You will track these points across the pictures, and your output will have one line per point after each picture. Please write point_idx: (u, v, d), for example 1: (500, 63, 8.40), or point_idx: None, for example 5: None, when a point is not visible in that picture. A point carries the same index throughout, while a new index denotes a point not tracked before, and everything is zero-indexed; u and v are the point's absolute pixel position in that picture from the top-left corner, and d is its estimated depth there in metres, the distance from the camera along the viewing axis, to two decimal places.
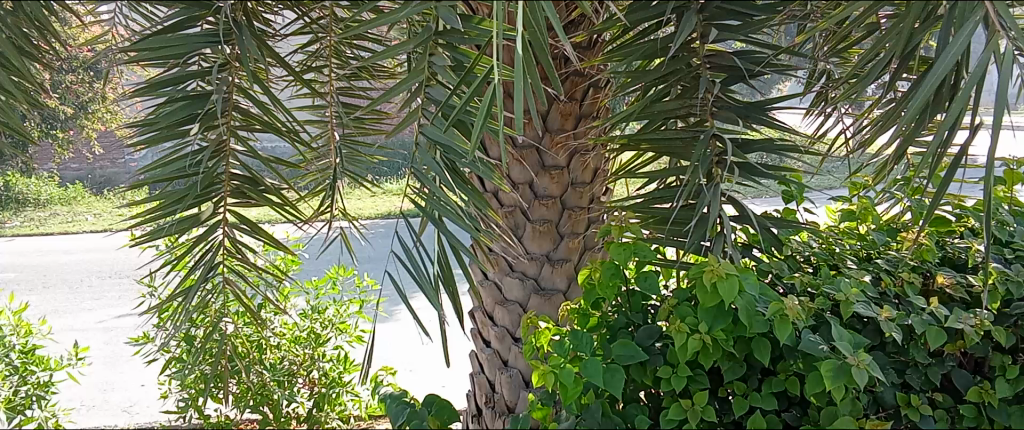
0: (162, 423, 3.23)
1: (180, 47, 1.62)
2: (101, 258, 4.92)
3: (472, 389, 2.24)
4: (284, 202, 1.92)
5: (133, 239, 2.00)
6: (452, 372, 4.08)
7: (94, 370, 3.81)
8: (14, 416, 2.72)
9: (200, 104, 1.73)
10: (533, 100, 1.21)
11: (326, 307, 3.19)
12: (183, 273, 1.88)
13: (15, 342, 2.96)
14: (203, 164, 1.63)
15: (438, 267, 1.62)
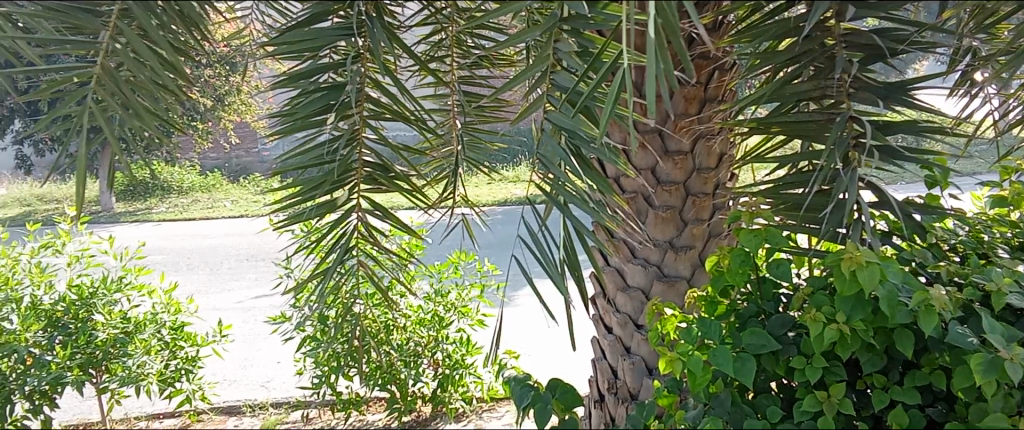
0: (298, 398, 3.44)
1: (317, 40, 1.69)
2: (239, 245, 5.68)
3: (593, 374, 2.25)
4: (413, 189, 1.98)
5: (273, 224, 2.11)
6: (577, 356, 4.10)
7: (234, 347, 4.10)
8: (166, 389, 3.02)
9: (335, 95, 1.81)
10: (666, 86, 1.19)
11: (448, 290, 3.26)
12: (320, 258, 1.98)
13: (167, 319, 3.15)
14: (340, 152, 1.71)
15: (562, 252, 1.61)
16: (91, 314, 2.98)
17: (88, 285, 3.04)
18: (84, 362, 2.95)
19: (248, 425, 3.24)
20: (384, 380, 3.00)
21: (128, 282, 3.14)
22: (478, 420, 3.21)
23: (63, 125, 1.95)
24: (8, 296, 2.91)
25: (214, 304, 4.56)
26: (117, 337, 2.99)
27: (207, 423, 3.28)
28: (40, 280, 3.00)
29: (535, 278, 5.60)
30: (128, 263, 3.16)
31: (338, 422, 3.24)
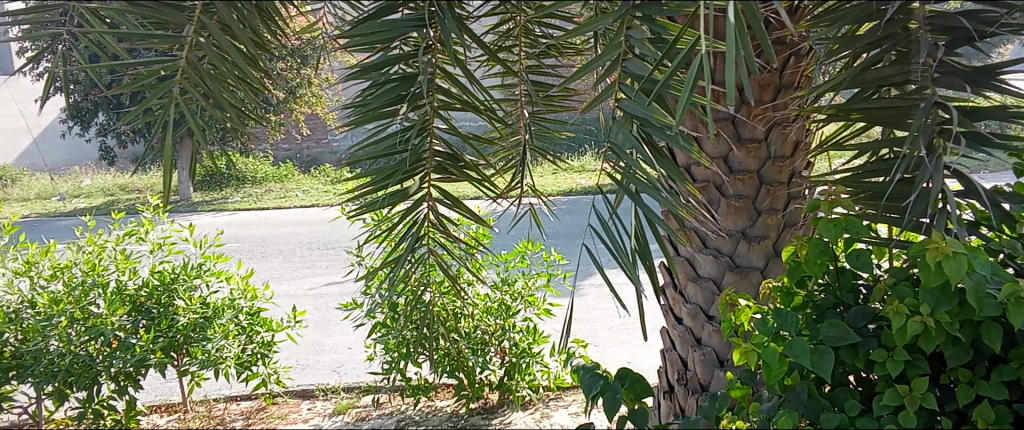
0: (369, 383, 3.52)
1: (390, 32, 1.70)
2: (310, 233, 5.85)
3: (663, 364, 2.24)
4: (483, 177, 2.00)
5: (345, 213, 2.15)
6: (646, 347, 4.07)
7: (308, 332, 4.22)
8: (243, 372, 3.12)
9: (407, 85, 1.83)
10: (745, 72, 1.17)
11: (515, 279, 3.28)
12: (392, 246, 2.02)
13: (243, 305, 3.23)
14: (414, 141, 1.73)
15: (633, 242, 1.60)
16: (173, 300, 3.10)
17: (170, 270, 3.16)
18: (166, 346, 3.05)
19: (321, 409, 3.32)
20: (453, 366, 3.03)
21: (207, 268, 3.25)
22: (544, 409, 3.23)
23: (148, 116, 2.02)
24: (95, 281, 3.04)
25: (287, 290, 4.70)
26: (197, 321, 3.10)
27: (282, 406, 3.38)
28: (125, 266, 3.12)
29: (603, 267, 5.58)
30: (208, 251, 3.26)
31: (407, 408, 3.29)
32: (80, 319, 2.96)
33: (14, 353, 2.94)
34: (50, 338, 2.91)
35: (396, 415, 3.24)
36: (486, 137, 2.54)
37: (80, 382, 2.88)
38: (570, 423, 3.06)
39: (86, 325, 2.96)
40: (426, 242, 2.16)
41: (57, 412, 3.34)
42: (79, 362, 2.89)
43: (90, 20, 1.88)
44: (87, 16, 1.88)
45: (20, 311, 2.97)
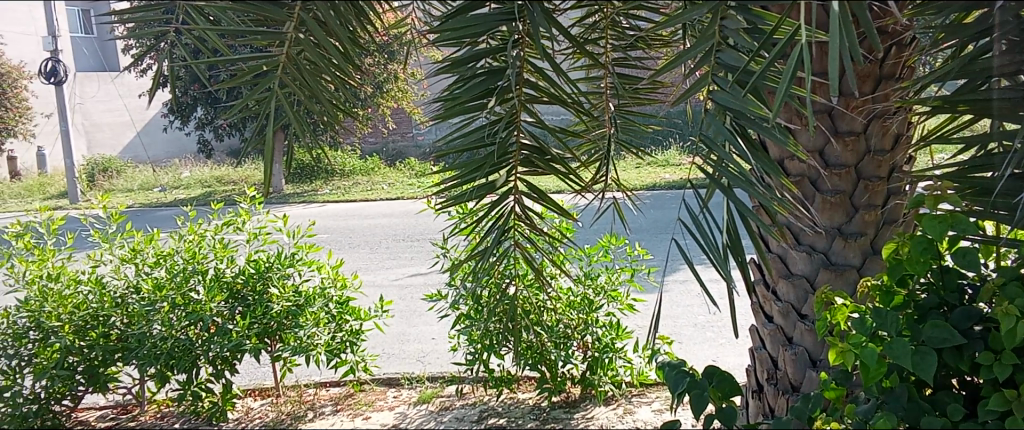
0: (453, 373, 3.58)
1: (478, 26, 1.71)
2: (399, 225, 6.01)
3: (752, 363, 2.20)
4: (568, 171, 1.99)
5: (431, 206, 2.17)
6: (732, 344, 3.99)
7: (395, 321, 4.34)
8: (332, 359, 3.20)
9: (496, 78, 1.84)
10: (850, 62, 1.14)
11: (598, 273, 3.26)
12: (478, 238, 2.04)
13: (334, 294, 3.32)
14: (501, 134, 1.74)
15: (725, 237, 1.57)
16: (267, 287, 3.21)
17: (265, 259, 3.26)
18: (260, 332, 3.16)
19: (407, 397, 3.40)
20: (534, 359, 3.06)
21: (300, 257, 3.34)
22: (627, 404, 3.21)
23: (247, 109, 2.10)
24: (195, 269, 3.18)
25: (375, 280, 5.14)
26: (290, 309, 3.20)
27: (369, 393, 3.46)
28: (222, 255, 3.24)
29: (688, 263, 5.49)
30: (300, 241, 3.35)
31: (490, 399, 3.33)
32: (181, 305, 3.11)
33: (120, 336, 3.11)
34: (153, 322, 3.06)
35: (479, 405, 3.28)
36: (573, 130, 2.53)
37: (180, 364, 3.03)
38: (654, 420, 3.04)
39: (186, 310, 3.11)
40: (510, 235, 2.18)
41: (159, 392, 3.52)
42: (179, 346, 3.03)
43: (194, 18, 1.97)
44: (193, 13, 1.96)
45: (126, 296, 3.14)
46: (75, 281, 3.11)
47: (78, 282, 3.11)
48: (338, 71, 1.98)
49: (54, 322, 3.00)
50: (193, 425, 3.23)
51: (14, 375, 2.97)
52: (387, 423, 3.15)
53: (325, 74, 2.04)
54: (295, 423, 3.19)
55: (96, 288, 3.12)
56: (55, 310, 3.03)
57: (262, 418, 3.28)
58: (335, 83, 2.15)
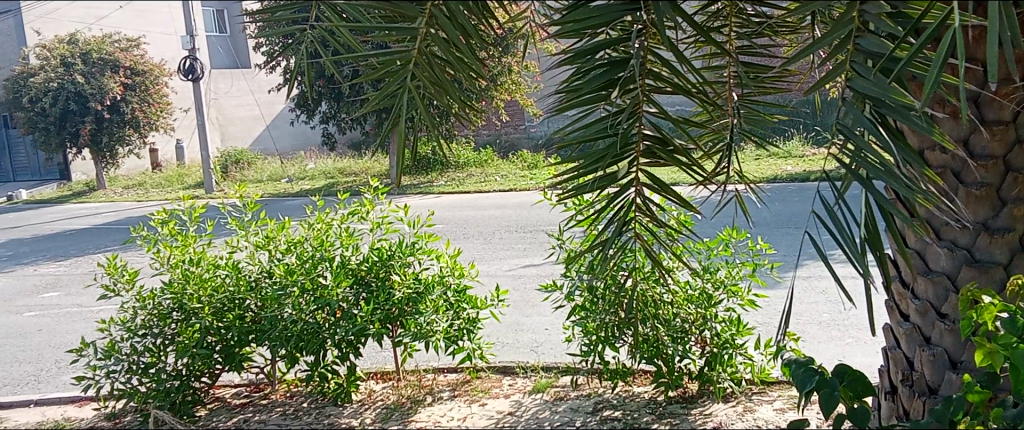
0: (567, 365, 3.61)
1: (602, 17, 1.70)
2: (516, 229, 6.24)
3: (885, 364, 2.17)
4: (692, 163, 1.94)
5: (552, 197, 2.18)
6: (857, 342, 3.83)
7: (509, 312, 4.45)
8: (450, 345, 3.26)
9: (618, 70, 1.83)
10: (1009, 43, 1.08)
11: (718, 267, 3.21)
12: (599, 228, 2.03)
13: (451, 282, 3.39)
14: (624, 123, 1.73)
15: (863, 230, 1.53)
16: (390, 274, 3.31)
17: (387, 248, 3.37)
18: (382, 317, 3.24)
19: (522, 385, 3.44)
20: (650, 353, 3.03)
21: (420, 246, 3.42)
22: (747, 403, 3.14)
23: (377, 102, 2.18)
24: (323, 256, 3.32)
25: (490, 270, 5.29)
26: (410, 296, 3.26)
27: (485, 380, 3.53)
28: (347, 243, 3.38)
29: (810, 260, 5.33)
30: (420, 231, 3.45)
31: (604, 391, 3.32)
32: (309, 289, 3.23)
33: (254, 318, 3.26)
34: (284, 306, 3.19)
35: (594, 397, 3.27)
36: (697, 123, 2.50)
37: (309, 347, 3.15)
38: (777, 419, 2.95)
39: (314, 295, 3.23)
40: (631, 227, 2.16)
41: (288, 373, 3.71)
42: (307, 330, 3.15)
43: (330, 19, 2.10)
44: (328, 13, 2.09)
45: (260, 280, 3.32)
46: (214, 265, 3.32)
47: (216, 266, 3.33)
48: (465, 66, 2.02)
49: (195, 303, 3.19)
50: (319, 404, 3.38)
51: (158, 353, 3.16)
52: (503, 410, 3.19)
53: (453, 69, 2.10)
54: (415, 406, 3.28)
55: (233, 272, 3.31)
56: (196, 293, 3.23)
57: (384, 400, 3.37)
58: (460, 78, 2.20)
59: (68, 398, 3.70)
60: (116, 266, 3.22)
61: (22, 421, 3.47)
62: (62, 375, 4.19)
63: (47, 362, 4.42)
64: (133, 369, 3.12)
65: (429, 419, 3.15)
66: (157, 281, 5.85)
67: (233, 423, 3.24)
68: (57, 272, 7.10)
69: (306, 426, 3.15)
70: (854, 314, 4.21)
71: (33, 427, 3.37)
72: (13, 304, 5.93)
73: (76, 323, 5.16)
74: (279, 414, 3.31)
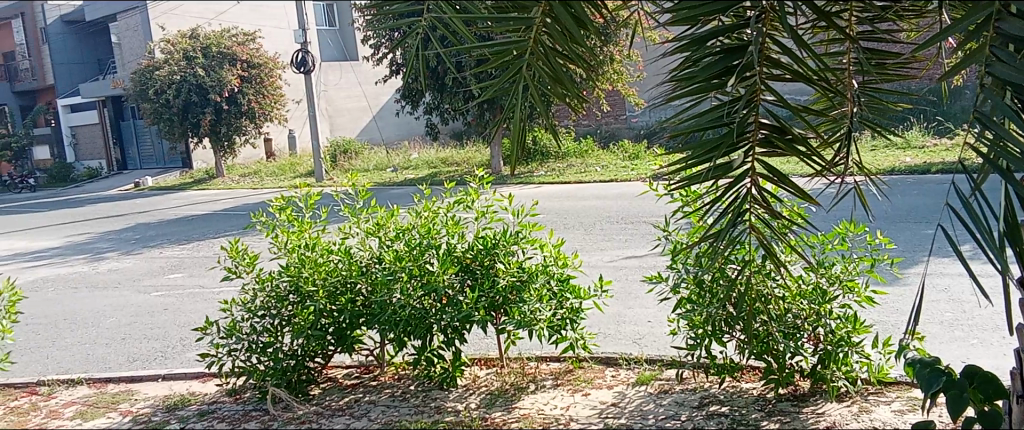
0: (672, 358, 3.60)
1: (718, 4, 1.68)
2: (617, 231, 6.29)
3: (1017, 367, 2.22)
4: (810, 152, 1.90)
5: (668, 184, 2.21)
6: (984, 341, 3.63)
7: (612, 303, 4.51)
8: (552, 335, 3.27)
9: (735, 57, 1.80)
10: None
11: (833, 262, 3.09)
12: (713, 219, 2.04)
13: (554, 271, 3.39)
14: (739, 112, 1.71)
15: (1002, 224, 1.56)
16: (494, 262, 3.35)
17: (492, 236, 3.40)
18: (487, 305, 3.28)
19: (625, 377, 3.43)
20: (760, 349, 2.97)
21: (524, 236, 3.43)
22: (863, 403, 3.04)
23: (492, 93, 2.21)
24: (430, 243, 3.38)
25: (593, 261, 5.51)
26: (514, 284, 3.30)
27: (588, 370, 3.54)
28: (454, 231, 3.43)
29: (932, 257, 5.08)
30: (524, 220, 3.46)
31: (711, 386, 3.28)
32: (417, 275, 3.30)
33: (364, 302, 3.36)
34: (394, 291, 3.27)
35: (700, 391, 3.23)
36: (820, 110, 2.42)
37: (416, 332, 3.22)
38: (896, 421, 2.84)
39: (421, 280, 3.30)
40: (747, 219, 2.15)
41: (397, 357, 3.83)
42: (414, 315, 3.22)
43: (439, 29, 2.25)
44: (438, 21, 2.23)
45: (371, 266, 3.41)
46: (327, 250, 3.44)
47: (329, 251, 3.45)
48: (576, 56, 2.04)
49: (310, 286, 3.32)
50: (425, 388, 3.46)
51: (275, 333, 3.31)
52: (606, 400, 3.19)
53: (566, 58, 2.11)
54: (518, 393, 3.31)
55: (345, 257, 3.41)
56: (311, 276, 3.35)
57: (488, 386, 3.43)
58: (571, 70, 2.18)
59: (193, 374, 3.93)
60: (238, 250, 3.40)
61: (151, 393, 3.71)
62: (187, 352, 4.44)
63: (173, 339, 4.70)
64: (252, 348, 3.28)
65: (532, 406, 3.17)
66: (273, 264, 6.18)
67: (344, 403, 3.36)
68: (181, 254, 7.57)
69: (413, 408, 3.25)
70: (981, 314, 3.98)
71: (161, 400, 3.59)
72: (142, 284, 6.35)
73: (198, 304, 5.48)
74: (387, 396, 3.41)
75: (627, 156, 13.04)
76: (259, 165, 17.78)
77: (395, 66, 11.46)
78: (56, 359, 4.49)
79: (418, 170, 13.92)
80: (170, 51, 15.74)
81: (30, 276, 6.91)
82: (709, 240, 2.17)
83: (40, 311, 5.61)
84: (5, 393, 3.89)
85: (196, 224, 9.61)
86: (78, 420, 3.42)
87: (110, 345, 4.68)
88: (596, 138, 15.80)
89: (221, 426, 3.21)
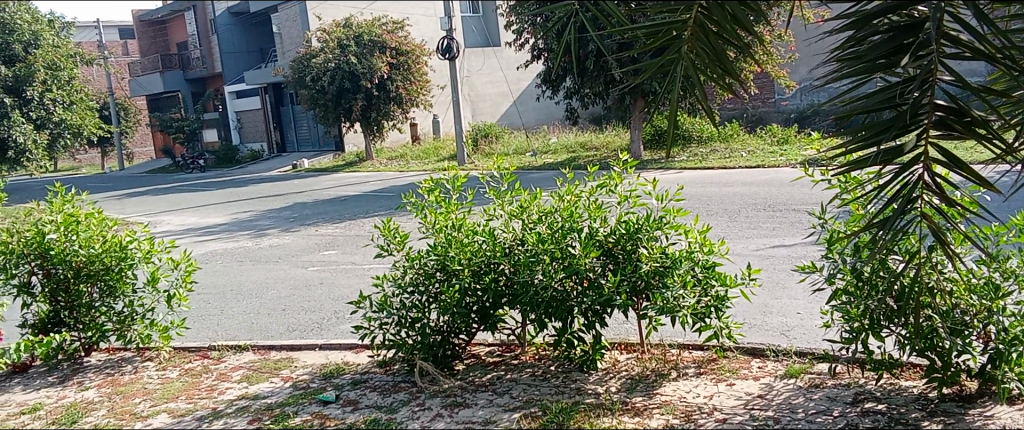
0: (824, 351, 3.47)
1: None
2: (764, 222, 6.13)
3: None
4: (992, 136, 1.93)
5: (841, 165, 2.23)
6: None
7: (759, 293, 4.40)
8: (696, 323, 3.22)
9: (911, 33, 1.92)
10: None
11: (1008, 256, 2.87)
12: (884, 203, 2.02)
13: (699, 258, 3.34)
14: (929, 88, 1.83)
15: None
16: (637, 247, 3.32)
17: (635, 222, 3.37)
18: (629, 289, 3.27)
19: (773, 369, 3.33)
20: (922, 345, 2.81)
21: (667, 221, 3.38)
22: None
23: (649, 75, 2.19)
24: (572, 226, 3.39)
25: (738, 249, 5.40)
26: (657, 269, 3.27)
27: (732, 360, 3.46)
28: (596, 214, 3.43)
29: None
30: (668, 205, 3.41)
31: (866, 382, 3.13)
32: (559, 258, 3.31)
33: (507, 282, 3.43)
34: (536, 272, 3.32)
35: (855, 387, 3.09)
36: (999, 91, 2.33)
37: (558, 314, 3.27)
38: None
39: (563, 263, 3.31)
40: (919, 208, 2.11)
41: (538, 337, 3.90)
42: (556, 297, 3.26)
43: (585, 13, 2.29)
44: (589, 5, 2.25)
45: (514, 247, 3.46)
46: (472, 231, 3.51)
47: (474, 232, 3.51)
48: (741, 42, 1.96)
49: (456, 265, 3.41)
50: (566, 369, 3.51)
51: (422, 309, 3.44)
52: (753, 392, 3.11)
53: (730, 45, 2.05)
54: (660, 379, 3.29)
55: (489, 238, 3.47)
56: (457, 255, 3.44)
57: (629, 370, 3.43)
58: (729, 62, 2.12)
59: (346, 345, 4.15)
60: (390, 229, 3.57)
61: (309, 361, 3.95)
62: (340, 324, 4.69)
63: (328, 312, 4.98)
64: (402, 323, 3.43)
65: (674, 393, 3.14)
66: (420, 244, 6.40)
67: (487, 380, 3.46)
68: (336, 232, 8.00)
69: (554, 388, 3.30)
70: None
71: (318, 368, 3.82)
72: (300, 259, 6.75)
73: (350, 279, 5.79)
74: (528, 375, 3.48)
75: (776, 141, 12.58)
76: (403, 149, 18.48)
77: (536, 51, 11.57)
78: (226, 326, 4.86)
79: (558, 154, 14.03)
80: (326, 40, 16.86)
81: (203, 250, 7.53)
82: (880, 225, 2.14)
83: (211, 281, 6.12)
84: (181, 356, 4.27)
85: (347, 204, 10.11)
86: (244, 383, 3.69)
87: (273, 315, 5.02)
88: (743, 122, 15.31)
89: (373, 395, 3.38)
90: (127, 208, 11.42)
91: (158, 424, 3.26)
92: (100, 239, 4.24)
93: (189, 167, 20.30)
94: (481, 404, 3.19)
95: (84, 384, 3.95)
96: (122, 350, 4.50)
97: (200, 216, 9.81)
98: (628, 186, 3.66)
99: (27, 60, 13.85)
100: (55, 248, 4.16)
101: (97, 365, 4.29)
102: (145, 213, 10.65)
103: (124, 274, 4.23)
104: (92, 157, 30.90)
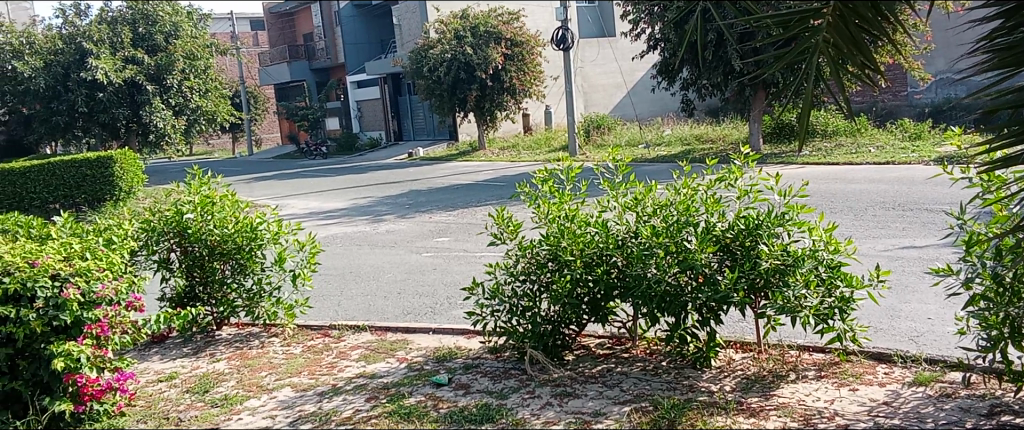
0: (957, 359, 3.28)
1: None
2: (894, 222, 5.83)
3: None
4: None
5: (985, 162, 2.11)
6: None
7: (886, 297, 4.20)
8: (818, 323, 3.11)
9: None
10: None
11: None
12: None
13: (824, 257, 3.22)
14: None
15: None
16: (757, 244, 3.23)
17: (755, 217, 3.27)
18: (747, 287, 3.20)
19: (900, 376, 3.17)
20: None
21: (790, 218, 3.27)
22: None
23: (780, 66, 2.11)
24: (688, 220, 3.32)
25: (866, 249, 5.17)
26: (778, 267, 3.17)
27: (856, 365, 3.32)
28: (713, 209, 3.35)
29: None
30: (792, 201, 3.29)
31: (1003, 394, 2.94)
32: (674, 252, 3.26)
33: (620, 275, 3.40)
34: (649, 265, 3.27)
35: (991, 399, 2.91)
36: None
37: (671, 309, 3.22)
38: None
39: (677, 257, 3.25)
40: None
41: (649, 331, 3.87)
42: (669, 291, 3.22)
43: (709, 3, 2.23)
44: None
45: (628, 239, 3.42)
46: (585, 222, 3.51)
47: (587, 224, 3.50)
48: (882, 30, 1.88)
49: (568, 255, 3.42)
50: (678, 365, 3.47)
51: (534, 298, 3.48)
52: (877, 398, 2.97)
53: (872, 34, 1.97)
54: (777, 381, 3.20)
55: (602, 230, 3.46)
56: (569, 246, 3.45)
57: (744, 370, 3.35)
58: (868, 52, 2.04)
59: (458, 330, 4.24)
60: (504, 218, 3.63)
61: (424, 344, 4.06)
62: (453, 309, 4.80)
63: (441, 297, 5.10)
64: (514, 311, 3.49)
65: (792, 395, 3.05)
66: (532, 234, 6.45)
67: (597, 371, 3.46)
68: (451, 219, 8.18)
69: (666, 384, 3.26)
70: None
71: (432, 350, 3.93)
72: (415, 244, 6.94)
73: (463, 266, 5.91)
74: (639, 369, 3.46)
75: (908, 135, 11.92)
76: (515, 139, 18.64)
77: (653, 41, 11.44)
78: (345, 307, 5.07)
79: (671, 146, 13.82)
80: (444, 31, 17.28)
81: (325, 233, 7.88)
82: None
83: (333, 263, 6.39)
84: (304, 333, 4.48)
85: (460, 192, 10.31)
86: (363, 362, 3.84)
87: (389, 298, 5.19)
88: (872, 115, 14.52)
89: (485, 380, 3.45)
90: (254, 192, 12.04)
91: (283, 397, 3.45)
92: (234, 219, 4.50)
93: (313, 154, 21.31)
94: (591, 395, 3.19)
95: (216, 356, 4.21)
96: (250, 326, 4.76)
97: (321, 201, 10.23)
98: (749, 181, 3.55)
99: (167, 51, 14.81)
100: (193, 227, 4.46)
101: (227, 338, 4.56)
102: (271, 196, 11.23)
103: (254, 253, 4.48)
104: (223, 142, 32.75)
